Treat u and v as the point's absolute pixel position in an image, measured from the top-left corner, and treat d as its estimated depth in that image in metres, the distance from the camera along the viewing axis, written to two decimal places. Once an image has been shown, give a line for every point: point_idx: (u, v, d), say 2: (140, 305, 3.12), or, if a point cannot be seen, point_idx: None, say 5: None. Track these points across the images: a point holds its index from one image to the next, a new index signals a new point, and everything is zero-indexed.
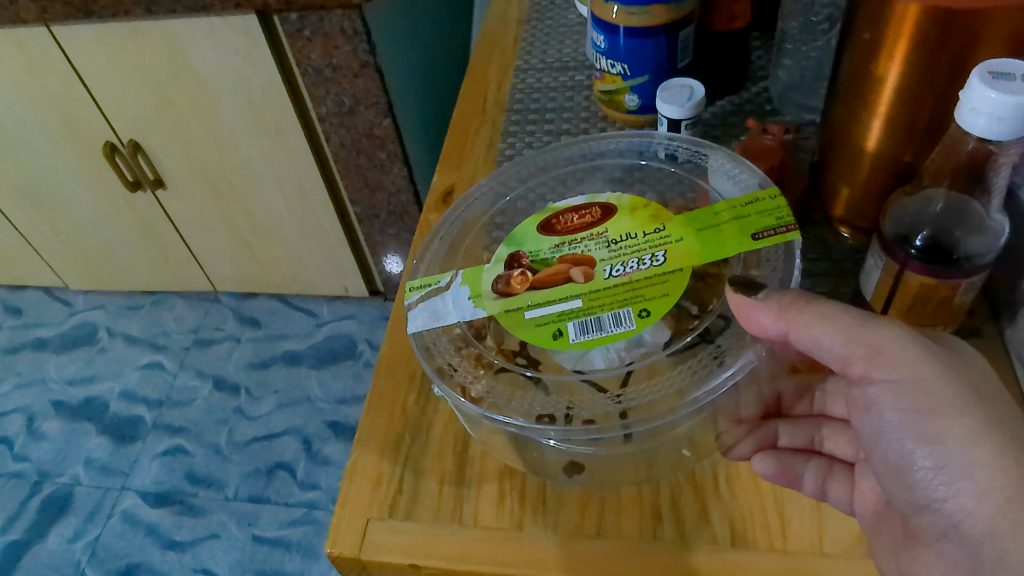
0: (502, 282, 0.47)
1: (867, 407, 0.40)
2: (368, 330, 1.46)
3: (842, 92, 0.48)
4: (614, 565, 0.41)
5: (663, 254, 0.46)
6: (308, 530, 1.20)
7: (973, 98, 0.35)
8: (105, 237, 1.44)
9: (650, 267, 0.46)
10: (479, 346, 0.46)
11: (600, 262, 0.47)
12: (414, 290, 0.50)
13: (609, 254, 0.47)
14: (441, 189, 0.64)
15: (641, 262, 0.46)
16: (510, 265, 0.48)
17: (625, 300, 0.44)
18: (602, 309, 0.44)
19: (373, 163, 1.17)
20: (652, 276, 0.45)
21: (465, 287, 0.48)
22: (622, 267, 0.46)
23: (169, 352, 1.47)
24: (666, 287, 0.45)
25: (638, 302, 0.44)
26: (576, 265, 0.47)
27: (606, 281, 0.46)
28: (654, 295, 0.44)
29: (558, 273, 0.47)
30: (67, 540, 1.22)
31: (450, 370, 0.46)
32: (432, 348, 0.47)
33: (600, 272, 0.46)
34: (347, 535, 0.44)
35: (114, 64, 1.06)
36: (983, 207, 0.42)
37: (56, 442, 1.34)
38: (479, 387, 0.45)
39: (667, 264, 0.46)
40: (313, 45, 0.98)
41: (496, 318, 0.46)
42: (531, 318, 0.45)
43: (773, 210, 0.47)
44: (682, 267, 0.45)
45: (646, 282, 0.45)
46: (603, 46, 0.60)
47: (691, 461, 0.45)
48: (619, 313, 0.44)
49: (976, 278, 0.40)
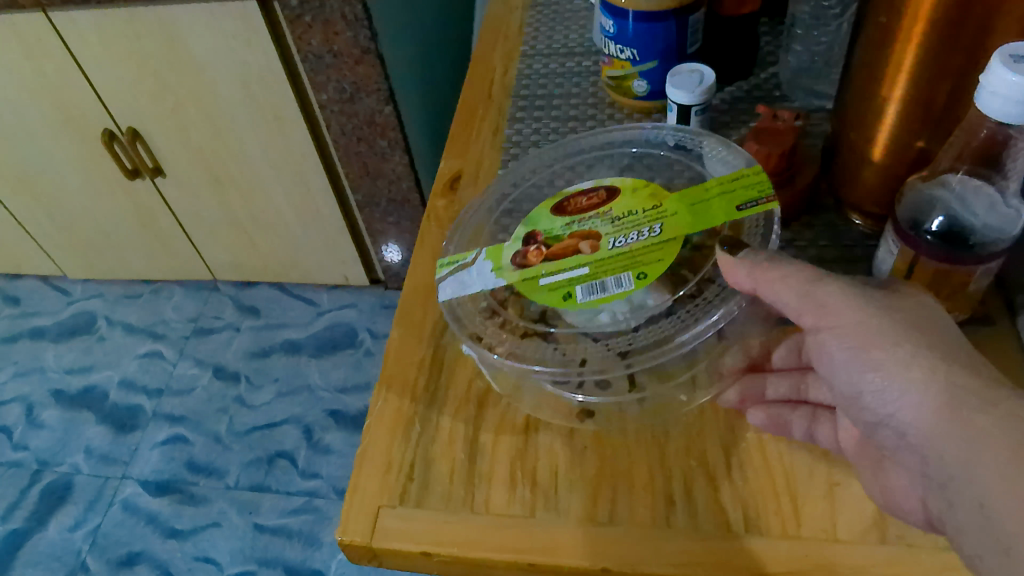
0: (520, 257, 0.48)
1: (856, 402, 0.38)
2: (368, 319, 1.46)
3: (854, 77, 0.48)
4: (628, 550, 0.41)
5: (659, 226, 0.47)
6: (309, 518, 1.20)
7: (993, 81, 0.35)
8: (104, 226, 1.43)
9: (648, 238, 0.46)
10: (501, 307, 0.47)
11: (605, 236, 0.47)
12: (444, 265, 0.51)
13: (613, 228, 0.47)
14: (448, 174, 0.62)
15: (640, 234, 0.46)
16: (527, 241, 0.48)
17: (626, 263, 0.45)
18: (604, 271, 0.45)
19: (373, 150, 1.16)
20: (651, 246, 0.46)
21: (488, 260, 0.49)
22: (625, 237, 0.47)
23: (168, 341, 1.46)
24: (658, 254, 0.45)
25: (636, 264, 0.45)
26: (583, 239, 0.47)
27: (610, 250, 0.46)
28: (647, 259, 0.45)
29: (566, 246, 0.47)
30: (67, 529, 1.22)
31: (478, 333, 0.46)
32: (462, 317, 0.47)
33: (605, 243, 0.47)
34: (358, 523, 0.44)
35: (112, 51, 1.05)
36: (1001, 190, 0.41)
37: (55, 431, 1.34)
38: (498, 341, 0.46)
39: (663, 234, 0.46)
40: (313, 32, 0.98)
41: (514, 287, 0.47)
42: (545, 285, 0.46)
43: (758, 183, 0.47)
44: (676, 235, 0.46)
45: (643, 249, 0.46)
46: (612, 30, 0.59)
47: (703, 442, 0.44)
48: (619, 274, 0.45)
49: (991, 264, 0.40)
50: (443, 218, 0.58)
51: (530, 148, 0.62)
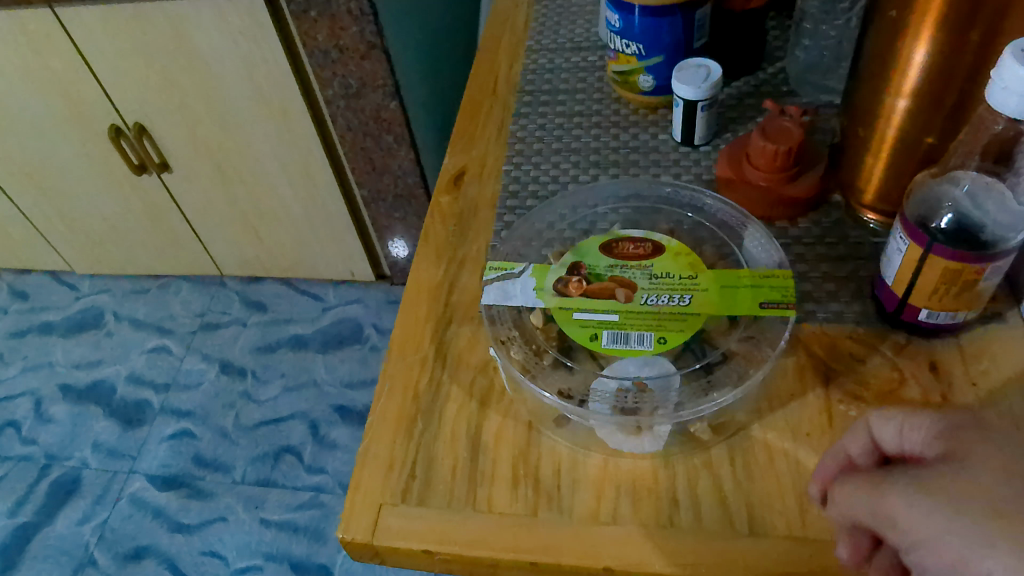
0: (562, 283, 0.48)
1: None
2: (374, 314, 1.46)
3: (864, 72, 0.47)
4: (631, 550, 0.41)
5: (689, 296, 0.47)
6: (315, 513, 1.20)
7: (1006, 78, 0.34)
8: (111, 221, 1.44)
9: (677, 306, 0.46)
10: (536, 334, 0.48)
11: (640, 290, 0.47)
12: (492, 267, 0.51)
13: (649, 284, 0.47)
14: (452, 171, 0.61)
15: (671, 299, 0.47)
16: (572, 270, 0.49)
17: (651, 325, 0.45)
18: (632, 325, 0.45)
19: (379, 146, 1.16)
20: (676, 314, 0.46)
21: (532, 278, 0.50)
22: (657, 298, 0.47)
23: (175, 336, 1.46)
24: (682, 323, 0.45)
25: (660, 328, 0.45)
26: (620, 286, 0.47)
27: (641, 307, 0.46)
28: (670, 327, 0.45)
29: (604, 289, 0.48)
30: (75, 523, 1.23)
31: (507, 341, 0.48)
32: (495, 320, 0.49)
33: (638, 298, 0.47)
34: (360, 521, 0.43)
35: (119, 47, 1.05)
36: (1010, 188, 0.40)
37: (63, 426, 1.34)
38: (523, 360, 0.47)
39: (691, 307, 0.46)
40: (319, 27, 0.97)
41: (549, 311, 0.48)
42: (578, 319, 0.46)
43: (779, 284, 0.47)
44: (702, 312, 0.46)
45: (670, 316, 0.46)
46: (617, 25, 0.58)
47: (707, 443, 0.44)
48: (642, 332, 0.45)
49: (1002, 261, 0.39)
50: (447, 214, 0.58)
51: (535, 144, 0.62)
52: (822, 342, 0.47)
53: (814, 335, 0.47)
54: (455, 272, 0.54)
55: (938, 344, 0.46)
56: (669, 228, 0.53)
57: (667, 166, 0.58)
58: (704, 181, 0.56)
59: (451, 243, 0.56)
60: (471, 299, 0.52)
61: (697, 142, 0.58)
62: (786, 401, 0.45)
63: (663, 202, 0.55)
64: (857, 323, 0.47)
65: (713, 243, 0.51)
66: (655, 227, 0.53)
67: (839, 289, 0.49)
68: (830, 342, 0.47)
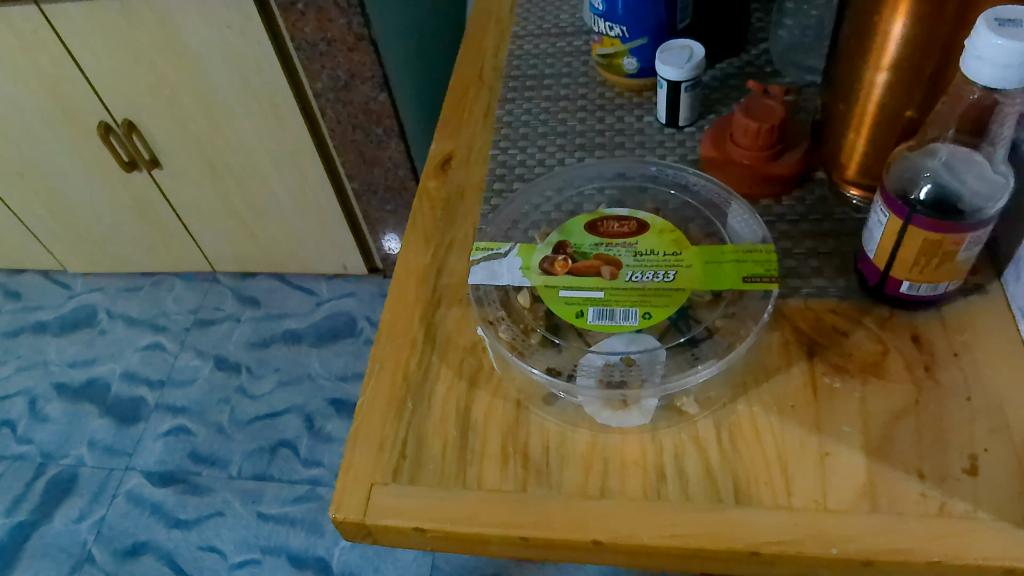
0: (547, 262, 0.50)
1: None
2: (368, 307, 1.46)
3: (843, 48, 0.47)
4: (619, 522, 0.41)
5: (674, 272, 0.48)
6: (312, 506, 1.20)
7: (979, 46, 0.35)
8: (103, 219, 1.43)
9: (661, 282, 0.47)
10: (523, 313, 0.49)
11: (625, 267, 0.48)
12: (479, 249, 0.52)
13: (635, 261, 0.49)
14: (439, 155, 0.61)
15: (656, 275, 0.48)
16: (557, 249, 0.50)
17: (637, 301, 0.47)
18: (617, 301, 0.47)
19: (369, 138, 1.16)
20: (661, 290, 0.47)
21: (519, 257, 0.51)
22: (642, 274, 0.48)
23: (169, 333, 1.46)
24: (666, 299, 0.47)
25: (645, 303, 0.47)
26: (606, 264, 0.49)
27: (626, 283, 0.47)
28: (654, 302, 0.47)
29: (589, 266, 0.49)
30: (73, 520, 1.23)
31: (496, 322, 0.49)
32: (484, 301, 0.50)
33: (623, 275, 0.48)
34: (351, 501, 0.44)
35: (107, 43, 1.05)
36: (987, 158, 0.42)
37: (58, 424, 1.34)
38: (512, 339, 0.48)
39: (676, 282, 0.47)
40: (307, 19, 0.98)
41: (536, 290, 0.49)
42: (564, 296, 0.48)
43: (762, 260, 0.48)
44: (685, 287, 0.47)
45: (655, 292, 0.47)
46: (601, 8, 0.59)
47: (693, 417, 0.44)
48: (628, 308, 0.46)
49: (981, 229, 0.39)
50: (435, 199, 0.58)
51: (521, 128, 0.62)
52: (807, 316, 0.47)
53: (799, 310, 0.48)
54: (443, 255, 0.54)
55: (921, 317, 0.46)
56: (655, 208, 0.53)
57: (652, 147, 0.59)
58: (689, 161, 0.57)
59: (439, 227, 0.56)
60: (459, 281, 0.53)
61: (681, 123, 0.59)
62: (773, 374, 0.45)
63: (648, 180, 0.56)
64: (840, 297, 0.48)
65: (698, 221, 0.52)
66: (641, 207, 0.54)
67: (823, 265, 0.50)
68: (814, 317, 0.47)
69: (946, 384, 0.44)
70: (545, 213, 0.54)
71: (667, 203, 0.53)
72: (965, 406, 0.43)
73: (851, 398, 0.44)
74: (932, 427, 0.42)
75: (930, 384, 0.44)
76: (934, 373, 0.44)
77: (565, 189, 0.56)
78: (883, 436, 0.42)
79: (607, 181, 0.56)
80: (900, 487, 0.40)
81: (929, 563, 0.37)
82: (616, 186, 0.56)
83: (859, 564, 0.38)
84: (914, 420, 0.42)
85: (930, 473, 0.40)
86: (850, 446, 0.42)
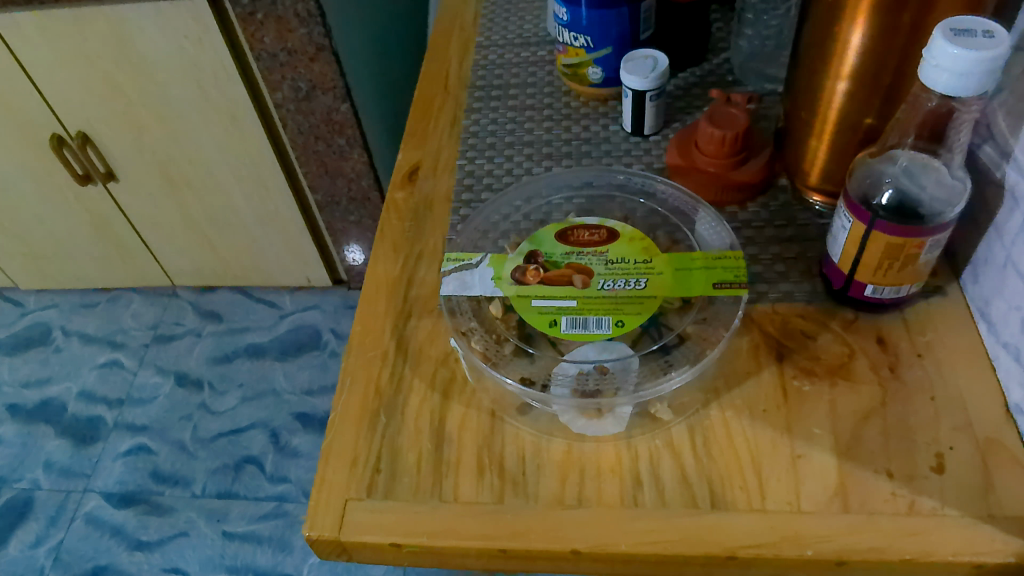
0: (519, 271, 0.50)
1: None
2: (332, 319, 1.44)
3: (804, 56, 0.48)
4: (596, 531, 0.41)
5: (645, 280, 0.48)
6: (279, 523, 1.18)
7: (936, 56, 0.36)
8: (57, 234, 1.40)
9: (633, 290, 0.48)
10: (496, 325, 0.49)
11: (597, 275, 0.49)
12: (449, 260, 0.53)
13: (606, 270, 0.49)
14: (406, 166, 0.61)
15: (627, 283, 0.48)
16: (528, 259, 0.50)
17: (610, 310, 0.47)
18: (590, 310, 0.47)
19: (331, 149, 1.15)
20: (632, 298, 0.48)
21: (490, 268, 0.51)
22: (614, 282, 0.48)
23: (127, 350, 1.43)
24: (639, 306, 0.47)
25: (618, 312, 0.47)
26: (578, 272, 0.49)
27: (599, 292, 0.48)
28: (628, 310, 0.47)
29: (561, 275, 0.49)
30: (29, 546, 1.19)
31: (469, 333, 0.49)
32: (457, 311, 0.50)
33: (595, 283, 0.48)
34: (325, 517, 0.43)
35: (58, 53, 1.03)
36: (946, 164, 0.43)
37: (12, 447, 1.30)
38: (484, 349, 0.48)
39: (647, 290, 0.48)
40: (266, 29, 0.97)
41: (509, 300, 0.49)
42: (536, 306, 0.48)
43: (731, 266, 0.49)
44: (657, 294, 0.48)
45: (627, 300, 0.47)
46: (565, 18, 0.60)
47: (667, 423, 0.45)
48: (601, 317, 0.47)
49: (941, 234, 0.40)
50: (403, 209, 0.58)
51: (488, 138, 0.62)
52: (774, 321, 0.48)
53: (766, 314, 0.49)
54: (413, 266, 0.54)
55: (884, 319, 0.48)
56: (623, 217, 0.54)
57: (619, 156, 0.59)
58: (656, 170, 0.57)
59: (408, 237, 0.56)
60: (430, 292, 0.53)
61: (646, 132, 0.60)
62: (743, 379, 0.46)
63: (616, 190, 0.56)
64: (806, 301, 0.49)
65: (666, 229, 0.53)
66: (609, 216, 0.54)
67: (788, 270, 0.51)
68: (782, 321, 0.48)
69: (911, 384, 0.45)
70: (514, 222, 0.55)
71: (633, 214, 0.54)
72: (929, 405, 0.44)
73: (819, 401, 0.44)
74: (898, 427, 0.43)
75: (896, 384, 0.45)
76: (899, 373, 0.45)
77: (534, 198, 0.56)
78: (852, 438, 0.43)
79: (575, 191, 0.57)
80: (871, 487, 0.41)
81: (901, 561, 0.38)
82: (585, 196, 0.56)
83: (833, 564, 0.39)
84: (881, 420, 0.43)
85: (898, 472, 0.41)
86: (820, 448, 0.42)
